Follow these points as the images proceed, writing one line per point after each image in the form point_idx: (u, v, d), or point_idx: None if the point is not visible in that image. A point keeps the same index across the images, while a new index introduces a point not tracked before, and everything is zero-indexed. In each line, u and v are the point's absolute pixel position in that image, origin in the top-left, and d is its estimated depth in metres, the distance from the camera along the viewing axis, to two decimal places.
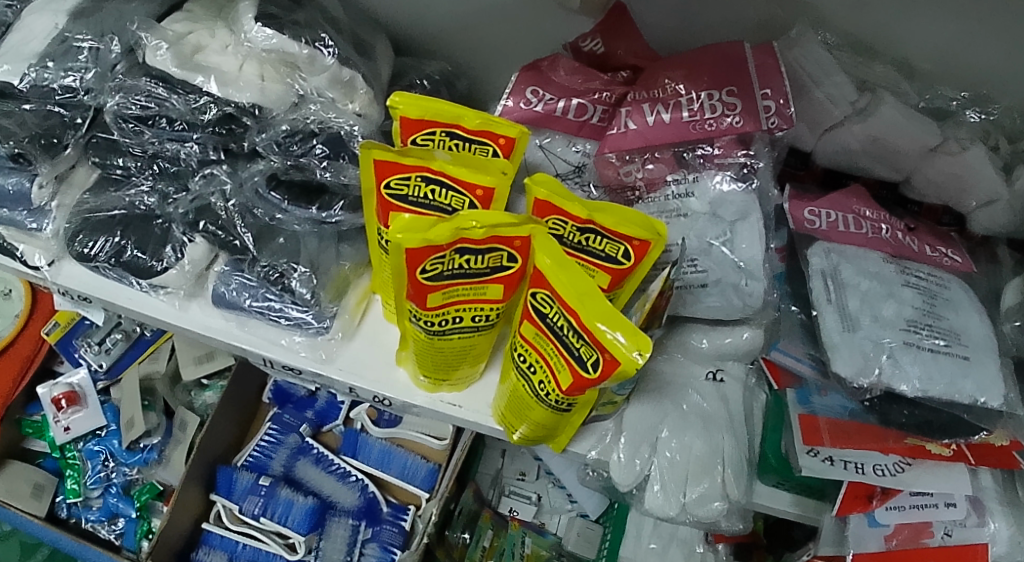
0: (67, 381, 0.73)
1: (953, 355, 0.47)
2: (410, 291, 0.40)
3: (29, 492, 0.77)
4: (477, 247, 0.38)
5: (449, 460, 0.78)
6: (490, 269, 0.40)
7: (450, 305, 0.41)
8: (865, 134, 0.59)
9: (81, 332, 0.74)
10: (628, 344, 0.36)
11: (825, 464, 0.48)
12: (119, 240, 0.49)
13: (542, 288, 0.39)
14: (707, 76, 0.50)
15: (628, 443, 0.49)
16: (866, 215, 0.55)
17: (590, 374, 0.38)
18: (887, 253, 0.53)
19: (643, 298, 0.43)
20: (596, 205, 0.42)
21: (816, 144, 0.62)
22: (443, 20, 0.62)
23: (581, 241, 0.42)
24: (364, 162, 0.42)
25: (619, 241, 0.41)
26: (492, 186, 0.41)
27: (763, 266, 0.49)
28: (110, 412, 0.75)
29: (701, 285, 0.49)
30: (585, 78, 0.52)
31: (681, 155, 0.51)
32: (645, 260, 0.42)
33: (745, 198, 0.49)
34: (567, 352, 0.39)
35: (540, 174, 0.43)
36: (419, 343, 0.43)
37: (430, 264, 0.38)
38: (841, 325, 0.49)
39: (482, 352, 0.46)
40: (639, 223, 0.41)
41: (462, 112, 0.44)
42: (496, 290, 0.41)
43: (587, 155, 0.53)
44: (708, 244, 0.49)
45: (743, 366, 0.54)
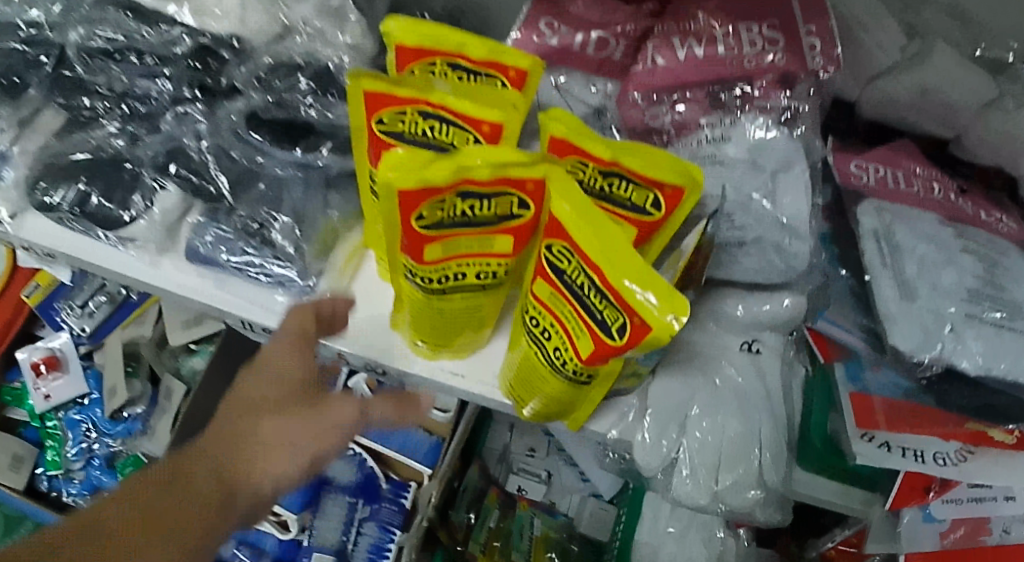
0: (46, 346, 0.68)
1: (1018, 331, 0.41)
2: (404, 242, 0.34)
3: (7, 464, 0.71)
4: (483, 191, 0.33)
5: (452, 431, 0.69)
6: (499, 217, 0.34)
7: (450, 260, 0.35)
8: (914, 81, 0.52)
9: (63, 295, 0.68)
10: (661, 307, 0.31)
11: (882, 451, 0.42)
12: (83, 188, 0.43)
13: (558, 240, 0.34)
14: (742, 8, 0.45)
15: (655, 422, 0.44)
16: (917, 172, 0.50)
17: (614, 341, 0.33)
18: (942, 215, 0.47)
19: (675, 255, 0.38)
20: (621, 145, 0.36)
21: (860, 94, 0.55)
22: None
23: (603, 188, 0.37)
24: (352, 96, 0.37)
25: (648, 188, 0.36)
26: (500, 122, 0.35)
27: (809, 224, 0.43)
28: (93, 379, 0.70)
29: (738, 243, 0.43)
30: (607, 7, 0.46)
31: (716, 96, 0.44)
32: (677, 211, 0.37)
33: (789, 145, 0.43)
34: (587, 315, 0.33)
35: (557, 108, 0.37)
36: (416, 304, 0.38)
37: (427, 210, 0.32)
38: (897, 292, 0.43)
39: (487, 315, 0.41)
40: (673, 167, 0.35)
41: (467, 39, 0.37)
42: (504, 242, 0.36)
43: (607, 96, 0.46)
44: (748, 198, 0.42)
45: (781, 336, 0.48)
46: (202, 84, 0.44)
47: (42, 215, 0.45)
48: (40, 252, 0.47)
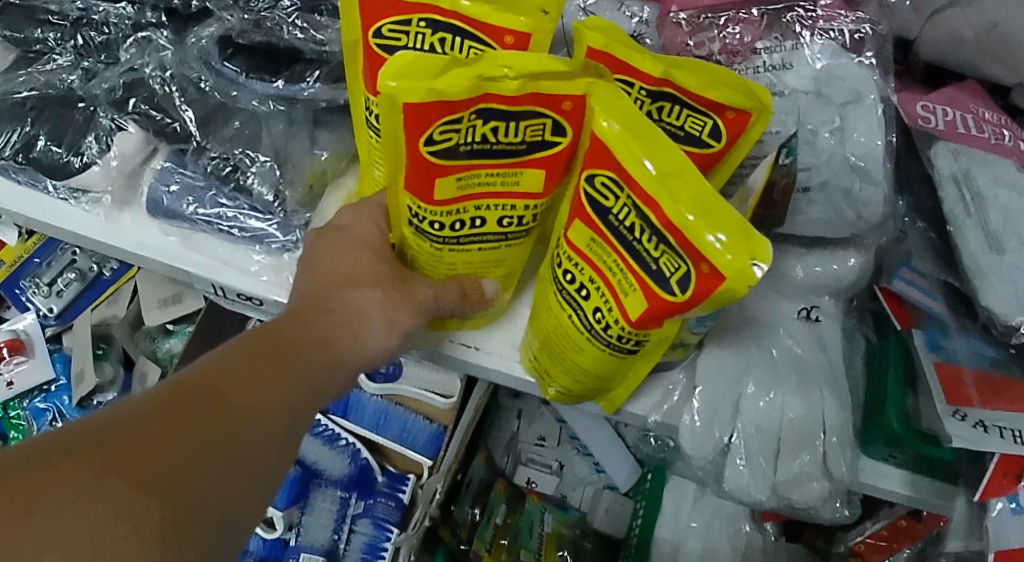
0: (10, 328, 0.58)
1: None
2: (410, 176, 0.28)
3: None
4: (511, 109, 0.26)
5: (457, 420, 0.61)
6: (528, 146, 0.28)
7: (469, 200, 0.29)
8: (980, 17, 0.45)
9: (29, 273, 0.58)
10: (737, 252, 0.24)
11: (979, 431, 0.35)
12: (30, 131, 0.36)
13: (602, 168, 0.27)
14: None
15: (704, 403, 0.38)
16: (987, 118, 0.43)
17: (675, 297, 0.26)
18: (1016, 163, 0.40)
19: (742, 194, 0.31)
20: (672, 62, 0.30)
21: (921, 31, 0.48)
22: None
23: (649, 115, 0.31)
24: (346, 9, 0.31)
25: (705, 112, 0.30)
26: (527, 30, 0.29)
27: (883, 165, 0.36)
28: (60, 363, 0.60)
29: (801, 189, 0.37)
30: None
31: (775, 15, 0.38)
32: (741, 140, 0.31)
33: (861, 73, 0.37)
34: (638, 265, 0.27)
35: (595, 17, 0.31)
36: (424, 260, 0.32)
37: (440, 132, 0.26)
38: (984, 245, 0.36)
39: (511, 275, 0.35)
40: (737, 85, 0.29)
41: None
42: (535, 180, 0.29)
43: (645, 23, 0.40)
44: (811, 133, 0.36)
45: (839, 302, 0.42)
46: (170, 7, 0.38)
47: None
48: None
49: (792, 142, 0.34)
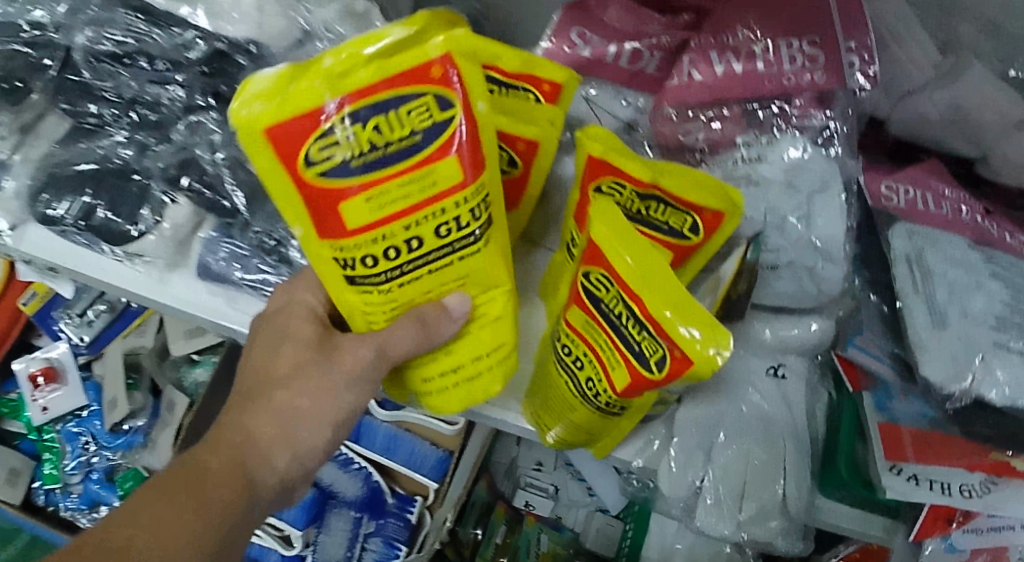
0: (44, 356, 0.66)
1: None
2: (319, 219, 0.29)
3: (4, 479, 0.70)
4: (383, 98, 0.26)
5: (461, 448, 0.65)
6: (422, 132, 0.27)
7: (391, 217, 0.28)
8: (945, 102, 0.47)
9: (61, 304, 0.65)
10: (702, 340, 0.30)
11: (911, 485, 0.41)
12: (89, 200, 0.41)
13: (597, 267, 0.35)
14: (786, 22, 0.42)
15: (680, 449, 0.43)
16: (946, 195, 0.46)
17: (653, 376, 0.33)
18: (969, 238, 0.45)
19: (713, 282, 0.40)
20: (660, 167, 0.37)
21: (890, 112, 0.51)
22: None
23: (639, 209, 0.38)
24: None
25: (687, 211, 0.37)
26: (537, 139, 0.38)
27: (842, 247, 0.42)
28: (91, 391, 0.69)
29: (771, 267, 0.42)
30: (643, 18, 0.43)
31: (753, 111, 0.42)
32: (716, 235, 0.38)
33: (827, 165, 0.42)
34: (624, 346, 0.33)
35: (596, 127, 0.38)
36: (387, 297, 0.31)
37: (318, 150, 0.27)
38: (929, 321, 0.42)
39: (490, 312, 0.33)
40: (714, 191, 0.36)
41: (498, 49, 0.38)
42: (448, 167, 0.28)
43: (638, 111, 0.45)
44: (782, 220, 0.41)
45: (806, 360, 0.46)
46: (217, 91, 0.42)
47: (46, 229, 0.43)
48: (43, 266, 0.44)
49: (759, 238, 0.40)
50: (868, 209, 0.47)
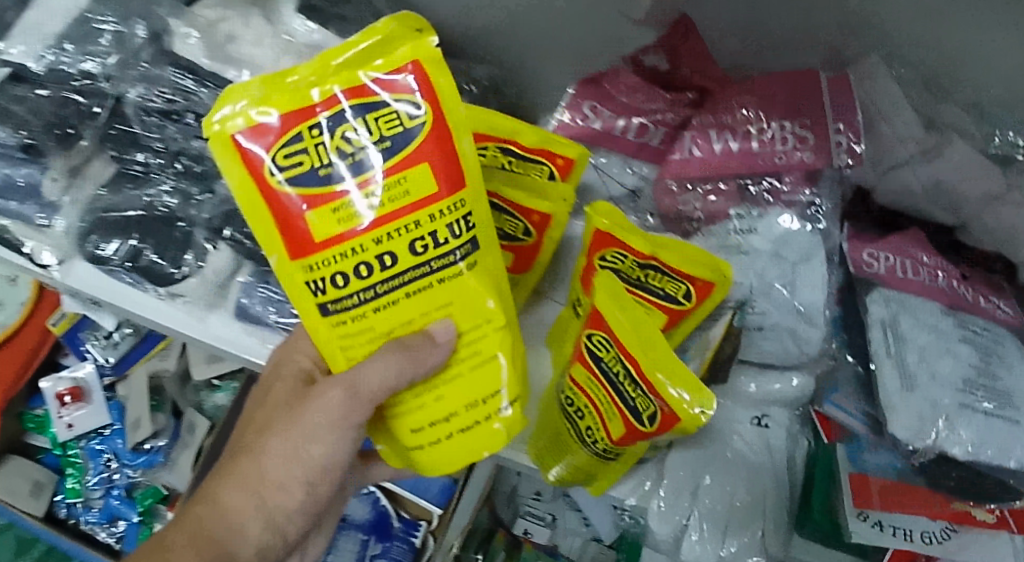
0: (71, 376, 0.75)
1: (1004, 419, 0.44)
2: (290, 236, 0.29)
3: (29, 491, 0.78)
4: (356, 102, 0.28)
5: (466, 477, 0.67)
6: (391, 139, 0.28)
7: (361, 225, 0.29)
8: (928, 176, 0.48)
9: (88, 325, 0.74)
10: (689, 400, 0.35)
11: (875, 531, 0.48)
12: (135, 243, 0.45)
13: (598, 330, 0.40)
14: (780, 105, 0.47)
15: (669, 490, 0.47)
16: (924, 261, 0.49)
17: (646, 428, 0.37)
18: (943, 303, 0.48)
19: (704, 342, 0.46)
20: (658, 241, 0.43)
21: (876, 184, 0.51)
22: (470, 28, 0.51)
23: (639, 277, 0.44)
24: None
25: (682, 280, 0.43)
26: (549, 212, 0.42)
27: (823, 311, 0.46)
28: (115, 410, 0.77)
29: (757, 327, 0.46)
30: (649, 96, 0.47)
31: (747, 188, 0.47)
32: (706, 302, 0.44)
33: (811, 238, 0.46)
34: (621, 402, 0.38)
35: (603, 203, 0.44)
36: (364, 326, 0.31)
37: (287, 156, 0.28)
38: (899, 383, 0.45)
39: (481, 348, 0.32)
40: (705, 264, 0.42)
41: (519, 128, 0.43)
42: (421, 175, 0.29)
43: (643, 178, 0.50)
44: (768, 285, 0.46)
45: (788, 411, 0.50)
46: None
47: (92, 266, 0.46)
48: (87, 299, 0.48)
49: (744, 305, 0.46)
50: (851, 274, 0.50)
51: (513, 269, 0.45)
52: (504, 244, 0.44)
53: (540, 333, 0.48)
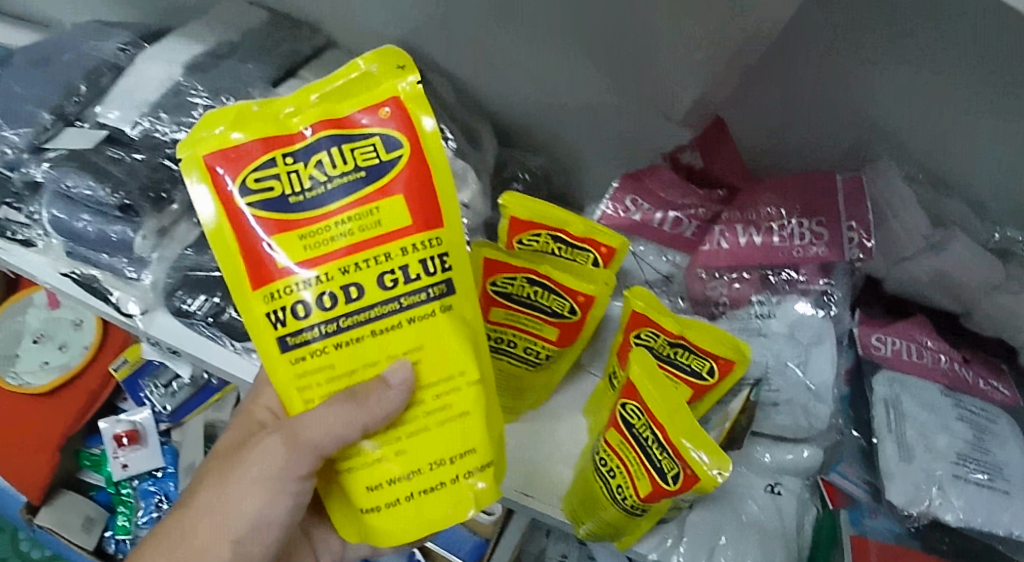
0: (129, 420, 0.85)
1: (995, 490, 0.49)
2: (253, 262, 0.31)
3: (80, 525, 0.87)
4: (336, 133, 0.30)
5: (499, 534, 0.73)
6: (365, 168, 0.31)
7: (330, 254, 0.30)
8: (931, 267, 0.52)
9: (148, 373, 0.84)
10: (708, 463, 0.40)
11: None
12: (218, 300, 0.51)
13: (631, 400, 0.46)
14: (800, 202, 0.52)
15: (689, 546, 0.51)
16: (928, 346, 0.54)
17: (670, 486, 0.42)
18: (943, 385, 0.53)
19: (723, 415, 0.51)
20: (686, 322, 0.49)
21: (887, 273, 0.54)
22: (530, 111, 0.59)
23: (670, 353, 0.49)
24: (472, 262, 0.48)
25: (706, 358, 0.48)
26: (594, 294, 0.47)
27: (831, 390, 0.51)
28: (167, 454, 0.87)
29: (773, 403, 0.52)
30: (684, 192, 0.53)
31: (768, 277, 0.53)
32: (728, 378, 0.48)
33: (822, 323, 0.51)
34: (650, 463, 0.43)
35: (639, 287, 0.50)
36: (325, 363, 0.32)
37: (259, 182, 0.30)
38: (898, 453, 0.50)
39: (450, 401, 0.34)
40: (726, 343, 0.47)
41: (569, 218, 0.48)
42: (394, 210, 0.31)
43: (676, 265, 0.55)
44: (784, 365, 0.51)
45: (800, 481, 0.55)
46: None
47: (174, 318, 0.52)
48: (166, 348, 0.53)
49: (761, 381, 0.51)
50: (859, 356, 0.55)
51: (557, 342, 0.49)
52: (550, 321, 0.48)
53: (577, 400, 0.54)
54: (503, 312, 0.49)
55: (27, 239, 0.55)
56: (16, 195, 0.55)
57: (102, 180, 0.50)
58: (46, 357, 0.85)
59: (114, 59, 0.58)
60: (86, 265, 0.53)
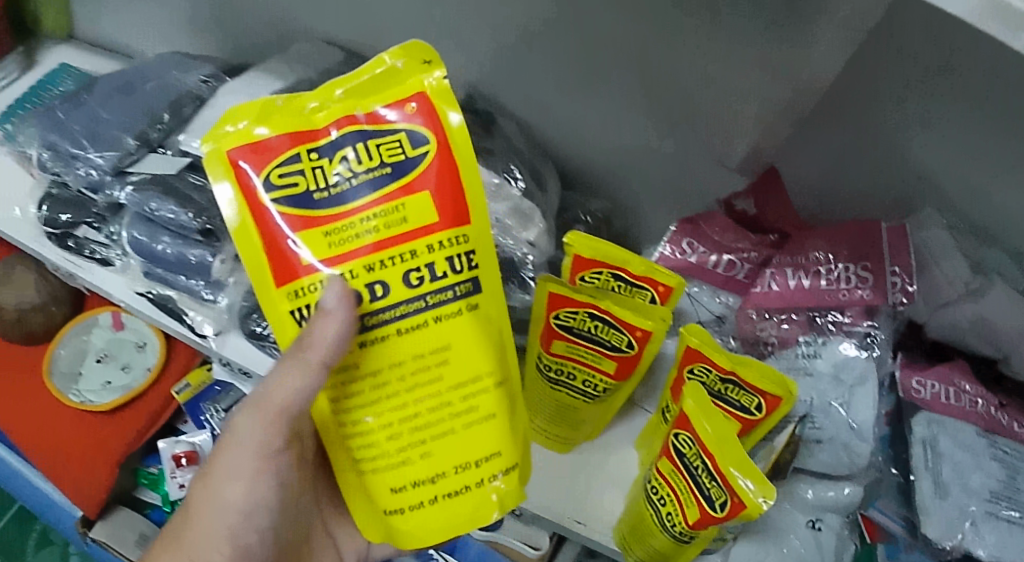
0: (188, 440, 0.83)
1: None
2: (280, 257, 0.36)
3: (133, 541, 0.86)
4: (360, 129, 0.34)
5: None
6: (391, 164, 0.35)
7: (356, 247, 0.35)
8: (972, 313, 0.55)
9: (209, 397, 0.84)
10: (755, 490, 0.42)
11: None
12: None
13: (684, 430, 0.47)
14: (847, 246, 0.53)
15: None
16: (967, 389, 0.55)
17: (717, 513, 0.44)
18: (980, 426, 0.55)
19: (768, 449, 0.53)
20: (738, 358, 0.51)
21: (928, 318, 0.57)
22: (596, 149, 0.64)
23: (722, 388, 0.51)
24: (538, 294, 0.50)
25: (755, 394, 0.50)
26: (652, 329, 0.48)
27: (873, 428, 0.53)
28: None
29: (816, 440, 0.54)
30: (738, 236, 0.57)
31: (814, 319, 0.55)
32: (775, 413, 0.50)
33: (864, 364, 0.53)
34: (699, 490, 0.45)
35: (694, 325, 0.52)
36: (350, 360, 0.37)
37: (284, 176, 0.35)
38: (933, 490, 0.53)
39: (476, 404, 0.38)
40: (773, 380, 0.49)
41: (629, 257, 0.50)
42: (419, 207, 0.35)
43: (728, 306, 0.58)
44: (827, 404, 0.53)
45: (841, 518, 0.56)
46: None
47: (247, 341, 0.55)
48: (239, 368, 0.56)
49: (807, 417, 0.54)
50: (900, 398, 0.57)
51: (615, 375, 0.51)
52: (609, 354, 0.50)
53: (630, 433, 0.57)
54: (564, 345, 0.50)
55: (107, 258, 0.60)
56: (98, 215, 0.60)
57: (183, 205, 0.53)
58: (109, 377, 0.86)
59: (198, 90, 0.61)
60: (163, 286, 0.57)
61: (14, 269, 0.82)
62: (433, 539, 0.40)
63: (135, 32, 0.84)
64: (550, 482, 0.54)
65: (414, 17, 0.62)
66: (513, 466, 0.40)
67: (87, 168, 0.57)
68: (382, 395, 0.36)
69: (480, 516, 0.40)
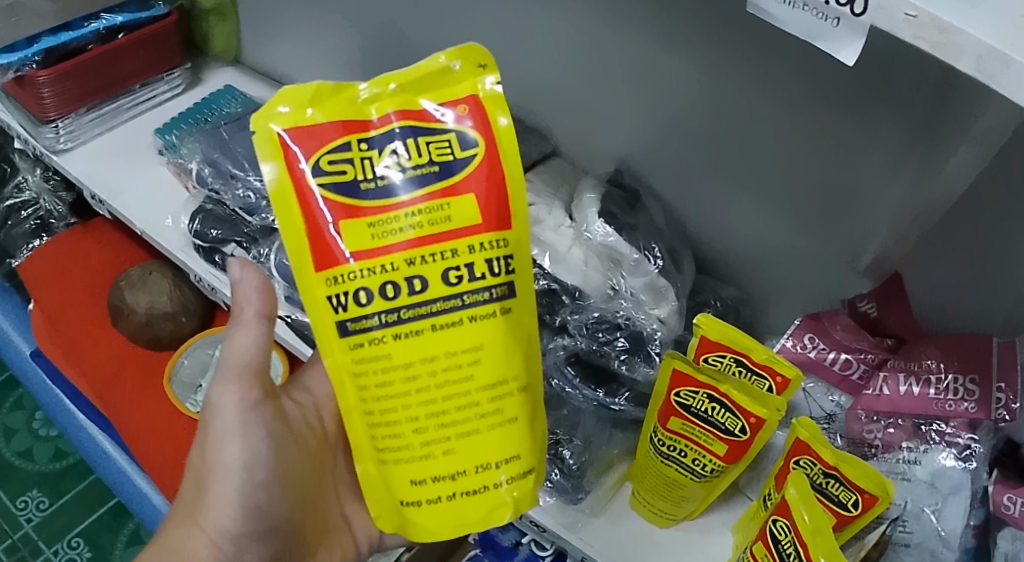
0: None
1: None
2: (316, 242, 0.37)
3: None
4: (415, 125, 0.37)
5: None
6: (440, 162, 0.37)
7: (393, 239, 0.36)
8: None
9: None
10: None
11: None
12: None
13: (783, 516, 0.48)
14: (959, 358, 0.54)
15: None
16: None
17: None
18: None
19: (858, 546, 0.52)
20: (843, 455, 0.51)
21: None
22: (724, 243, 0.68)
23: (824, 482, 0.52)
24: (663, 367, 0.51)
25: (854, 490, 0.50)
26: (766, 417, 0.48)
27: (961, 539, 0.53)
28: None
29: (904, 543, 0.54)
30: (857, 336, 0.58)
31: (920, 426, 0.55)
32: (870, 511, 0.49)
33: (960, 474, 0.53)
34: None
35: (806, 418, 0.52)
36: (381, 351, 0.37)
37: (334, 164, 0.37)
38: None
39: (502, 406, 0.39)
40: (872, 478, 0.48)
41: (753, 344, 0.51)
42: (463, 209, 0.37)
43: (840, 405, 0.60)
44: (920, 510, 0.54)
45: None
46: (545, 319, 0.58)
47: None
48: None
49: (901, 519, 0.54)
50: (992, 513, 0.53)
51: (725, 458, 0.51)
52: (721, 437, 0.50)
53: (729, 519, 0.61)
54: (679, 423, 0.52)
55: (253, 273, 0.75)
56: (248, 237, 0.76)
57: None
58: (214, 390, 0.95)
59: None
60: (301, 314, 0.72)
61: (150, 275, 0.94)
62: (446, 535, 0.40)
63: (325, 61, 0.93)
64: (649, 555, 0.60)
65: (575, 92, 0.68)
66: (530, 471, 0.41)
67: (246, 189, 0.75)
68: (411, 388, 0.37)
69: (492, 517, 0.41)
